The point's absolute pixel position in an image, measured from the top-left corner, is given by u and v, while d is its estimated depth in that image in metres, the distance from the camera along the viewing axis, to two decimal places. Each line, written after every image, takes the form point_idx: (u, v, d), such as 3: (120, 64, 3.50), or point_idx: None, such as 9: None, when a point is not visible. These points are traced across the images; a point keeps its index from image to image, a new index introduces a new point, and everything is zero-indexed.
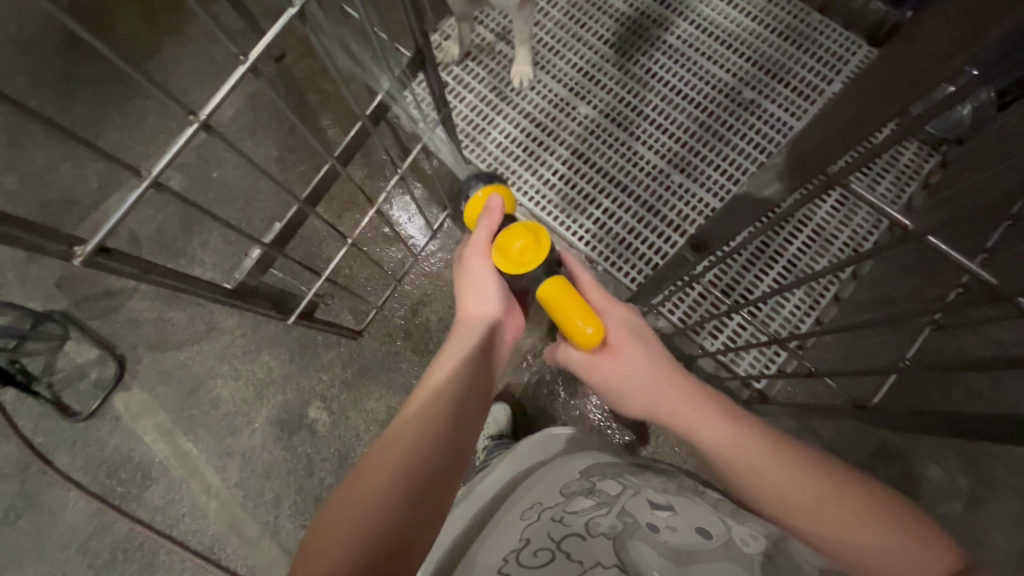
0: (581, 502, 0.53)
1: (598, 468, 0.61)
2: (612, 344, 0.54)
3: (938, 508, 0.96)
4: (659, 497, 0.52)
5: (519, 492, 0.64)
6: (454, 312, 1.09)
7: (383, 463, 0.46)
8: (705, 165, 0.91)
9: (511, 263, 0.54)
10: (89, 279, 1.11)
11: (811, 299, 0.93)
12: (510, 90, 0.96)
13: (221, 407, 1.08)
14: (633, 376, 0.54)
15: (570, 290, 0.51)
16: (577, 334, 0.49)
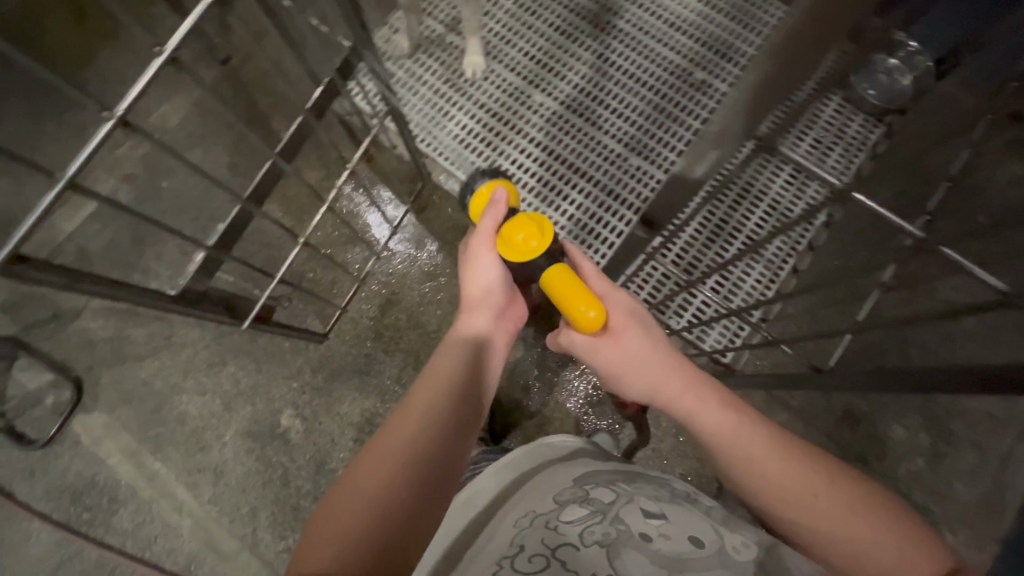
0: (575, 509, 0.53)
1: (590, 476, 0.61)
2: (615, 331, 0.59)
3: (904, 465, 1.00)
4: (652, 504, 0.54)
5: (507, 500, 0.63)
6: (423, 309, 1.08)
7: (389, 452, 0.50)
8: (661, 147, 0.92)
9: (515, 252, 0.59)
10: (35, 300, 1.06)
11: (771, 272, 0.93)
12: (463, 82, 0.95)
13: (188, 423, 1.05)
14: (636, 360, 0.60)
15: (572, 278, 0.56)
16: (580, 317, 0.54)
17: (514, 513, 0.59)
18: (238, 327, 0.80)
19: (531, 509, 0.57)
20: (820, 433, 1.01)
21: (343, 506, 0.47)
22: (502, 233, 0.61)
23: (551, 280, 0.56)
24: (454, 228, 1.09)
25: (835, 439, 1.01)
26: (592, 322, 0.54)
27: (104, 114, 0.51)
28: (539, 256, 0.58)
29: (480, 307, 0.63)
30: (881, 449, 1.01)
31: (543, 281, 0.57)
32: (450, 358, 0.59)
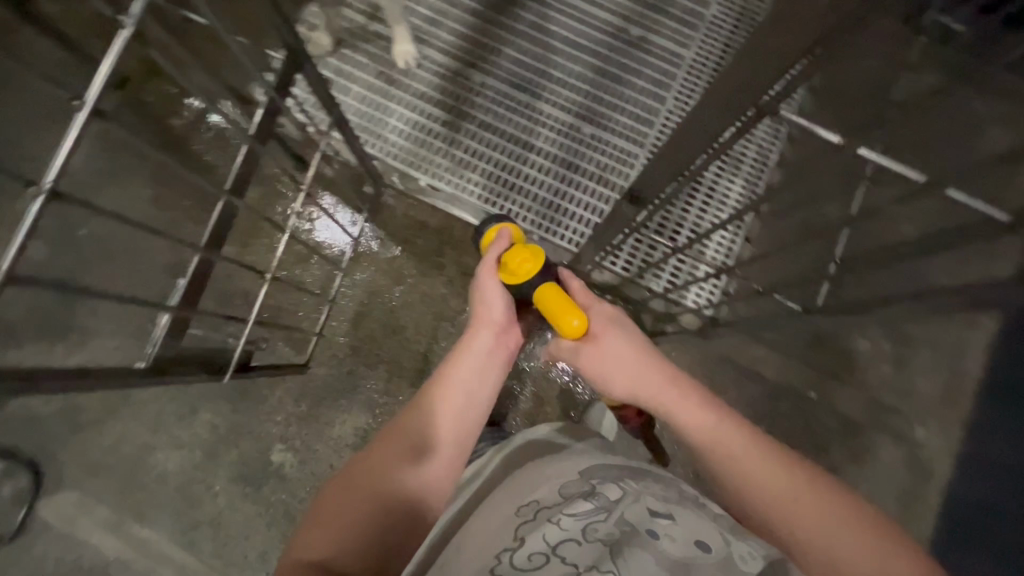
0: (578, 504, 0.52)
1: (598, 468, 0.58)
2: (595, 334, 0.62)
3: (875, 374, 1.07)
4: (660, 504, 0.52)
5: (508, 484, 0.61)
6: (397, 315, 1.04)
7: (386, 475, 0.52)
8: (613, 112, 0.90)
9: (514, 274, 0.61)
10: None
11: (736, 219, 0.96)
12: (398, 73, 0.89)
13: (171, 481, 0.98)
14: (613, 360, 0.61)
15: (561, 293, 0.59)
16: (565, 326, 0.57)
17: (510, 503, 0.56)
18: (221, 381, 0.72)
19: (533, 499, 0.55)
20: (796, 359, 1.07)
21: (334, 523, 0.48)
22: (507, 261, 0.62)
23: (543, 296, 0.59)
24: (411, 226, 1.05)
25: (811, 362, 1.07)
26: (576, 331, 0.57)
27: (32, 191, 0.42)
28: (534, 276, 0.60)
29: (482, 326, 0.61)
30: (853, 363, 1.07)
31: (534, 298, 0.60)
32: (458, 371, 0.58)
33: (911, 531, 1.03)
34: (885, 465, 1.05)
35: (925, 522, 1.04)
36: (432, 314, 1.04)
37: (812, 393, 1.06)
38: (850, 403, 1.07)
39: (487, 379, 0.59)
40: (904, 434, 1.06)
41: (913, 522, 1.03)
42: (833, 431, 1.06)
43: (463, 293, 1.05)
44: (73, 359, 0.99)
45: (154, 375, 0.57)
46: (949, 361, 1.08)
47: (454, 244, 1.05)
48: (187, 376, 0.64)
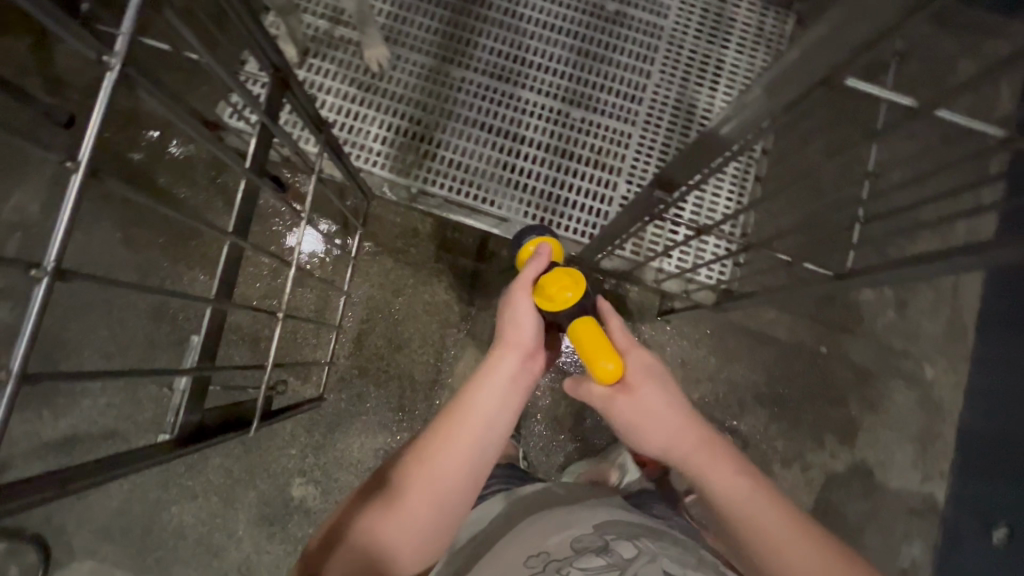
0: (590, 559, 0.54)
1: (613, 524, 0.61)
2: (631, 385, 0.60)
3: (881, 321, 1.08)
4: (675, 567, 0.55)
5: (520, 528, 0.63)
6: (401, 328, 1.01)
7: (415, 510, 0.55)
8: (599, 92, 0.86)
9: (550, 301, 0.59)
10: None
11: (738, 186, 0.96)
12: (371, 77, 0.84)
13: (190, 534, 0.93)
14: (652, 415, 0.59)
15: (598, 330, 0.57)
16: (597, 369, 0.56)
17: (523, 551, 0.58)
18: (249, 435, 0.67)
19: (545, 548, 0.57)
20: (803, 317, 1.07)
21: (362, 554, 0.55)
22: (548, 284, 0.59)
23: (578, 331, 0.57)
24: (402, 234, 1.01)
25: (818, 318, 1.07)
26: (610, 374, 0.56)
27: (32, 273, 0.38)
28: (569, 309, 0.58)
29: (510, 351, 0.60)
30: (858, 314, 1.08)
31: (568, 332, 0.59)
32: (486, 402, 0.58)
33: (932, 468, 1.06)
34: (901, 408, 1.07)
35: (943, 457, 1.07)
36: (438, 321, 1.01)
37: (823, 348, 1.07)
38: (860, 352, 1.08)
39: (498, 415, 0.58)
40: (915, 376, 1.08)
41: (933, 459, 1.06)
42: (848, 382, 1.07)
43: (465, 295, 1.02)
44: (66, 420, 0.94)
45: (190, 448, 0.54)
46: (949, 298, 1.10)
47: (449, 247, 1.02)
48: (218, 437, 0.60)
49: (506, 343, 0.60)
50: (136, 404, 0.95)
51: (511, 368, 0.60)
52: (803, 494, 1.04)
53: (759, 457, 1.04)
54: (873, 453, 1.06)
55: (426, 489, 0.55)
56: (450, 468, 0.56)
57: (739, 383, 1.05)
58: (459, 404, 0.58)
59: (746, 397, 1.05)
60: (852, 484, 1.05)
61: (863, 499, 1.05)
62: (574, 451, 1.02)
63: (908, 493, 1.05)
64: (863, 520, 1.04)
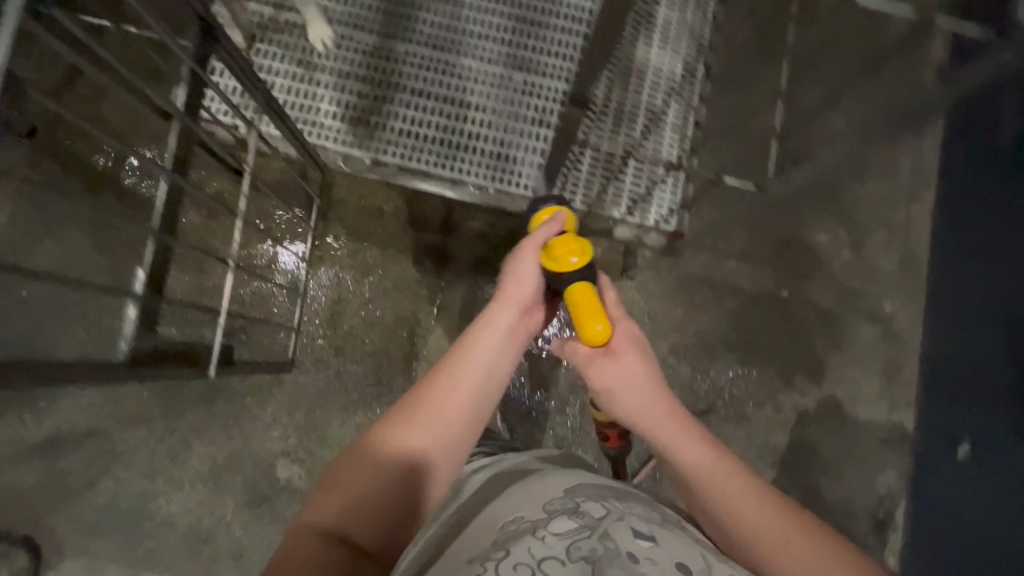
0: (563, 522, 0.52)
1: (582, 487, 0.59)
2: (614, 351, 0.63)
3: (838, 260, 1.12)
4: (641, 524, 0.54)
5: (489, 498, 0.60)
6: (372, 305, 1.03)
7: (419, 441, 0.52)
8: (539, 55, 0.90)
9: (557, 262, 0.62)
10: None
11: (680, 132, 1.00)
12: (317, 57, 0.87)
13: (180, 523, 0.95)
14: (628, 382, 0.62)
15: (592, 296, 0.61)
16: (590, 331, 0.60)
17: (495, 520, 0.55)
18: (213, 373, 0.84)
19: (516, 513, 0.54)
20: (765, 265, 1.09)
21: (354, 484, 0.50)
22: (555, 248, 0.62)
23: (574, 295, 0.61)
24: (367, 214, 1.03)
25: (780, 264, 1.10)
26: (599, 336, 0.60)
27: None
28: (573, 271, 0.61)
29: (507, 301, 0.61)
30: (817, 256, 1.11)
31: (566, 295, 0.62)
32: (487, 341, 0.58)
33: (900, 398, 1.09)
34: (865, 342, 1.10)
35: (909, 386, 1.10)
36: (409, 297, 1.03)
37: (785, 292, 1.10)
38: (821, 292, 1.11)
39: (500, 358, 0.58)
40: (877, 313, 1.11)
41: (900, 390, 1.09)
42: (811, 322, 1.10)
43: (434, 269, 1.04)
44: (47, 423, 0.94)
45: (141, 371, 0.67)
46: (902, 233, 1.13)
47: (414, 223, 1.04)
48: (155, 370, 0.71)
49: (505, 295, 0.62)
50: (116, 401, 0.96)
51: (509, 315, 0.61)
52: (777, 434, 1.07)
53: (731, 402, 1.07)
54: (842, 389, 1.09)
55: (434, 427, 0.53)
56: (457, 401, 0.54)
57: (707, 332, 1.08)
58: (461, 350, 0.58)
59: (715, 345, 1.08)
60: (824, 420, 1.08)
61: (834, 434, 1.08)
62: (551, 410, 1.05)
63: (878, 424, 1.09)
64: (835, 453, 1.08)
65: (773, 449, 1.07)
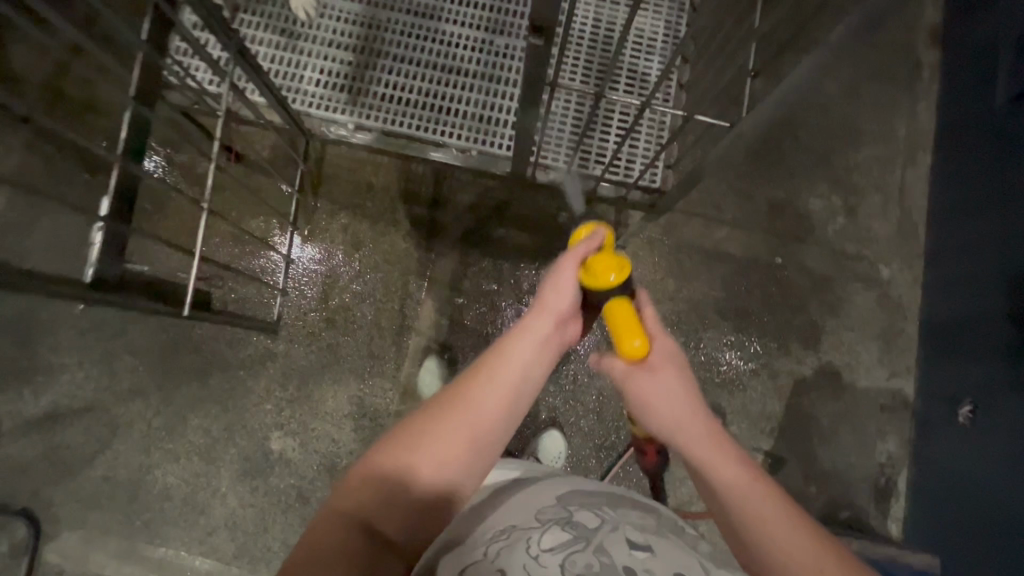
0: (557, 533, 0.52)
1: (574, 492, 0.59)
2: (653, 365, 0.56)
3: (833, 227, 1.10)
4: (638, 533, 0.54)
5: (479, 496, 0.60)
6: (363, 280, 1.03)
7: (449, 456, 0.46)
8: (518, 17, 0.90)
9: (595, 278, 0.55)
10: None
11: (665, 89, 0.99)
12: (300, 27, 0.88)
13: (175, 495, 0.96)
14: (666, 398, 0.54)
15: (630, 312, 0.55)
16: (627, 346, 0.54)
17: (486, 520, 0.55)
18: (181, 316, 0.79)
19: (506, 521, 0.54)
20: (756, 231, 1.09)
21: (372, 496, 0.45)
22: (594, 262, 0.56)
23: (612, 311, 0.56)
24: (357, 189, 1.04)
25: (771, 231, 1.10)
26: (636, 352, 0.54)
27: None
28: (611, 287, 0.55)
29: (547, 310, 0.54)
30: (810, 222, 1.10)
31: (604, 312, 0.56)
32: (526, 348, 0.51)
33: (898, 363, 1.08)
34: (862, 309, 1.09)
35: (908, 353, 1.08)
36: (399, 270, 1.04)
37: (778, 259, 1.09)
38: (815, 258, 1.10)
39: (537, 369, 0.51)
40: (872, 277, 1.10)
41: (898, 355, 1.08)
42: (805, 289, 1.09)
43: (423, 243, 1.04)
44: (45, 397, 0.97)
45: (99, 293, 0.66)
46: (897, 198, 1.12)
47: (403, 197, 1.04)
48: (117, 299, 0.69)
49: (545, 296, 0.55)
50: (112, 375, 0.98)
51: (550, 322, 0.53)
52: (773, 401, 1.06)
53: (725, 370, 1.06)
54: (839, 355, 1.08)
55: (462, 446, 0.47)
56: (492, 414, 0.48)
57: (700, 300, 1.07)
58: (497, 355, 0.50)
59: (708, 313, 1.07)
60: (821, 388, 1.07)
61: (833, 401, 1.07)
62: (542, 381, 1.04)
63: (876, 390, 1.07)
64: (834, 421, 1.06)
65: (771, 417, 1.06)
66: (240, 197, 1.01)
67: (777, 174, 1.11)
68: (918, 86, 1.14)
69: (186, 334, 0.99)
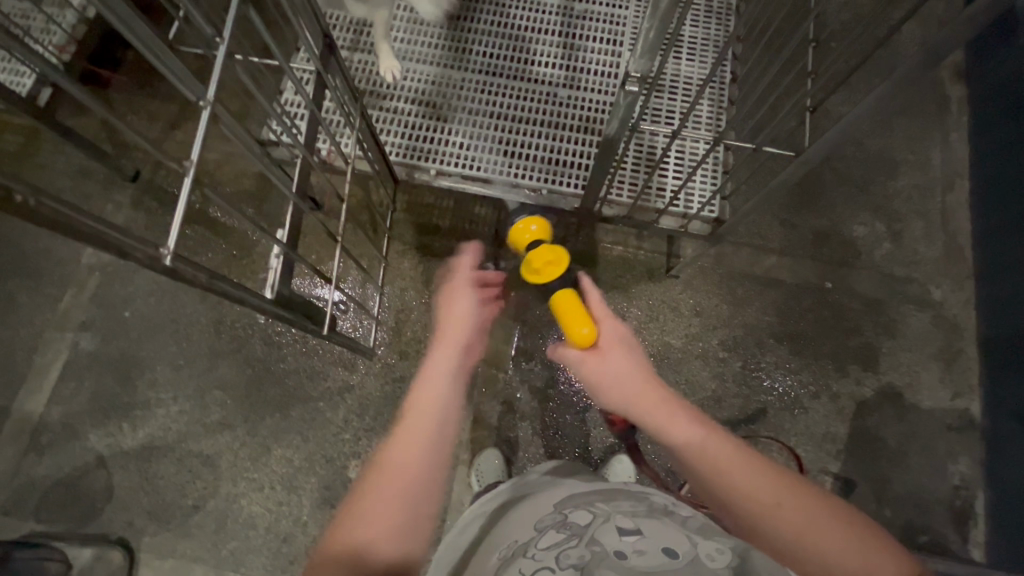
0: (551, 536, 0.54)
1: (572, 499, 0.61)
2: (602, 350, 0.60)
3: (878, 252, 1.14)
4: (628, 520, 0.54)
5: (493, 532, 0.63)
6: (432, 314, 1.09)
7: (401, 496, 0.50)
8: (578, 73, 1.07)
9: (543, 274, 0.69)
10: (55, 480, 1.01)
11: (714, 126, 1.08)
12: (388, 87, 1.06)
13: (260, 523, 1.00)
14: (616, 376, 0.58)
15: (576, 302, 0.63)
16: (574, 333, 0.60)
17: (497, 547, 0.58)
18: (323, 334, 0.83)
19: (514, 539, 0.57)
20: (804, 259, 1.14)
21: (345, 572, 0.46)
22: (537, 260, 0.69)
23: (561, 302, 0.63)
24: (425, 230, 1.12)
25: (818, 257, 1.14)
26: (585, 339, 0.60)
27: (185, 165, 0.55)
28: (556, 277, 0.68)
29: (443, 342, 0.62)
30: (856, 248, 1.15)
31: (551, 304, 0.64)
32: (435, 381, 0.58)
33: (961, 384, 1.08)
34: (917, 330, 1.11)
35: (970, 372, 1.09)
36: None
37: (828, 284, 1.13)
38: (865, 283, 1.13)
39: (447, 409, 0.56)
40: (924, 299, 1.12)
41: (961, 375, 1.09)
42: (859, 312, 1.12)
43: None
44: (142, 431, 1.03)
45: (274, 308, 0.69)
46: (940, 223, 1.16)
47: (467, 237, 1.11)
48: (282, 316, 0.71)
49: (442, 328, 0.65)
50: (204, 409, 1.04)
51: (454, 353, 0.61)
52: (837, 423, 1.07)
53: (787, 393, 1.08)
54: (899, 376, 1.09)
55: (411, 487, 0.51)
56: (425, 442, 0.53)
57: (755, 325, 1.11)
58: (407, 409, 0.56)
59: (764, 337, 1.10)
60: (884, 408, 1.08)
61: (897, 422, 1.07)
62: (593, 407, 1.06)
63: (941, 411, 1.07)
64: (901, 442, 1.06)
65: (836, 438, 1.06)
66: (322, 242, 1.10)
67: (819, 204, 1.17)
68: (948, 118, 1.20)
69: (271, 369, 1.06)
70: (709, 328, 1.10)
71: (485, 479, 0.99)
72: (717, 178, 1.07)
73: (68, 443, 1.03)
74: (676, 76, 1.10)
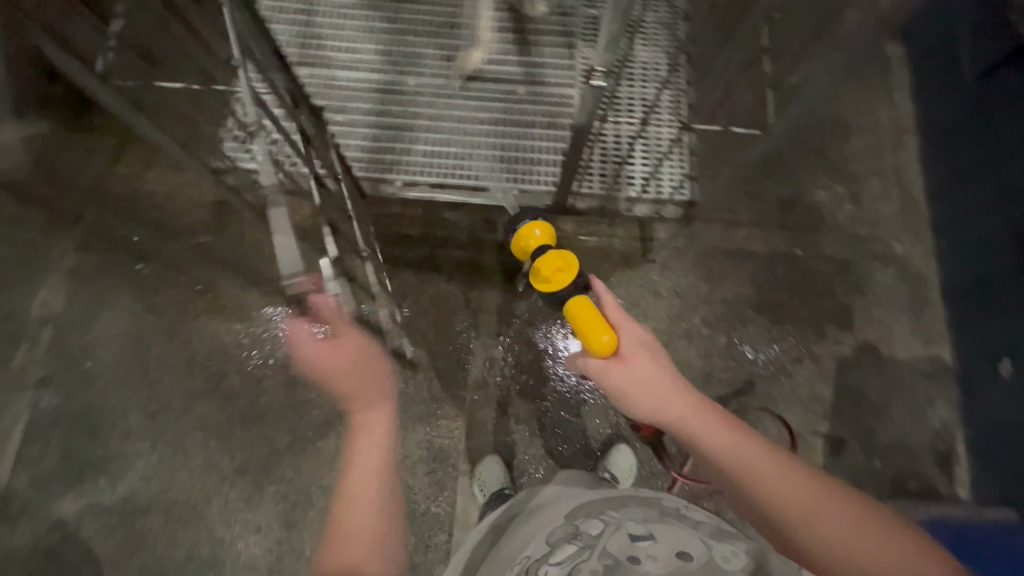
0: (565, 548, 0.56)
1: (582, 507, 0.62)
2: (624, 355, 0.61)
3: (841, 214, 1.18)
4: (638, 528, 0.57)
5: (503, 545, 0.65)
6: (415, 327, 1.06)
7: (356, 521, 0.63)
8: (534, 67, 1.06)
9: (554, 282, 0.70)
10: (31, 550, 0.95)
11: (676, 112, 1.10)
12: (344, 99, 1.04)
13: (260, 565, 0.96)
14: (640, 384, 0.60)
15: (590, 309, 0.64)
16: (595, 341, 0.61)
17: (512, 562, 0.60)
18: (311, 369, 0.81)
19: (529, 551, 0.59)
20: (773, 229, 1.16)
21: None
22: (547, 268, 0.70)
23: (577, 310, 0.64)
24: (397, 242, 1.08)
25: (786, 226, 1.17)
26: (606, 345, 0.60)
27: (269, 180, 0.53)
28: (566, 284, 0.69)
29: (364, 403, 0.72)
30: (819, 213, 1.18)
31: (567, 311, 0.65)
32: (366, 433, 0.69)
33: (930, 332, 1.13)
34: (885, 285, 1.15)
35: (937, 320, 1.13)
36: (446, 313, 1.07)
37: (798, 251, 1.15)
38: (833, 245, 1.16)
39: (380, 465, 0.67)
40: (888, 255, 1.16)
41: (929, 324, 1.13)
42: (830, 274, 1.15)
43: (467, 283, 1.08)
44: (122, 485, 0.98)
45: None
46: (895, 180, 1.20)
47: (441, 244, 1.09)
48: None
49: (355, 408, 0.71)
50: (186, 454, 1.00)
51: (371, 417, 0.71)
52: (822, 385, 1.10)
53: (772, 362, 1.10)
54: (874, 332, 1.13)
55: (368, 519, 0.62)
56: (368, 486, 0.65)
57: (733, 300, 1.13)
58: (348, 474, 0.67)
59: (744, 310, 1.12)
60: (863, 365, 1.11)
61: (876, 376, 1.11)
62: (587, 401, 1.05)
63: (916, 360, 1.11)
64: (882, 395, 1.10)
65: (822, 399, 1.09)
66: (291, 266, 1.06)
67: (780, 174, 1.19)
68: (891, 78, 1.25)
69: (252, 403, 1.02)
70: (690, 306, 1.11)
71: (489, 487, 0.97)
72: (684, 162, 1.11)
73: (42, 509, 0.96)
74: (632, 63, 1.10)
